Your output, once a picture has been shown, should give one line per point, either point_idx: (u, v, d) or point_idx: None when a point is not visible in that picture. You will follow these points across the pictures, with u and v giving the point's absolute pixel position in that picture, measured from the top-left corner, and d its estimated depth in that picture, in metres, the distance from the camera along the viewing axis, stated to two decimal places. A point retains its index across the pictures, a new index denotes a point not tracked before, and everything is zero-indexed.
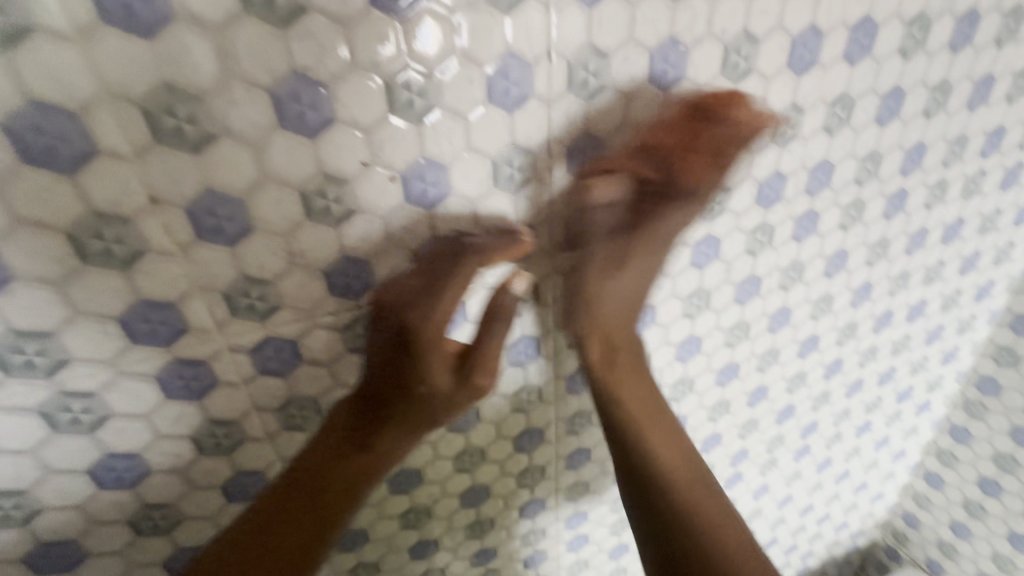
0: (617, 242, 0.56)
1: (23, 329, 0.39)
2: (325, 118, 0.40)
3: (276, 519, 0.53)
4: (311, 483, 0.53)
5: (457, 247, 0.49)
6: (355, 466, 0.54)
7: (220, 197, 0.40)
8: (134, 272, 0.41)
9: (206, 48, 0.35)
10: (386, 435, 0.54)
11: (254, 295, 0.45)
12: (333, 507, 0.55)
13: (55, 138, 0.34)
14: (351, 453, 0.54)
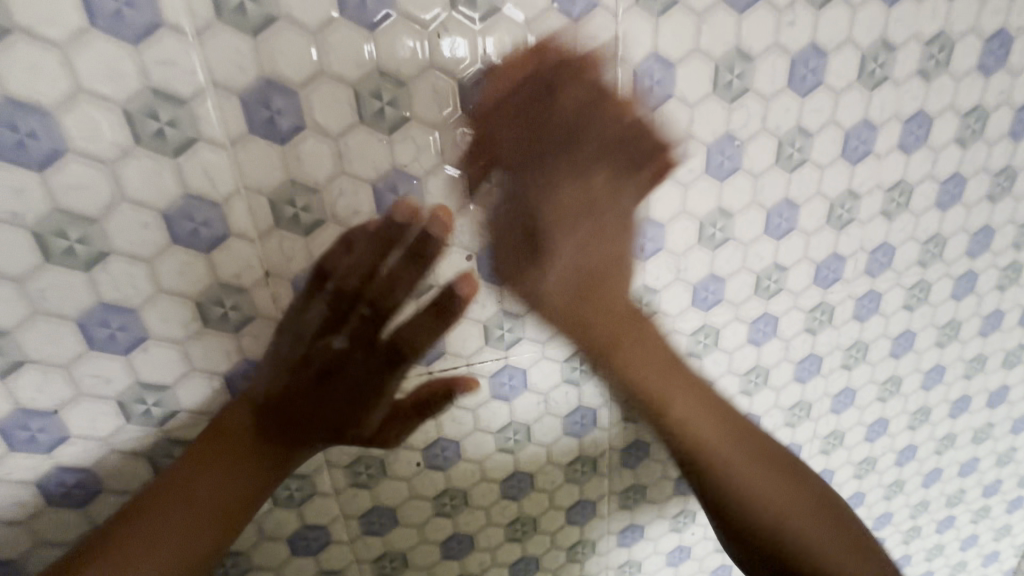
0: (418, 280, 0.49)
1: (148, 382, 0.45)
2: (415, 206, 0.46)
3: (183, 528, 0.46)
4: (188, 488, 0.47)
5: (524, 222, 0.48)
6: (202, 505, 0.47)
7: (321, 272, 0.46)
8: (243, 335, 0.46)
9: (326, 151, 0.42)
10: (228, 458, 0.48)
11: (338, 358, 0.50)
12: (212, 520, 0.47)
13: (200, 224, 0.41)
14: (271, 470, 0.50)
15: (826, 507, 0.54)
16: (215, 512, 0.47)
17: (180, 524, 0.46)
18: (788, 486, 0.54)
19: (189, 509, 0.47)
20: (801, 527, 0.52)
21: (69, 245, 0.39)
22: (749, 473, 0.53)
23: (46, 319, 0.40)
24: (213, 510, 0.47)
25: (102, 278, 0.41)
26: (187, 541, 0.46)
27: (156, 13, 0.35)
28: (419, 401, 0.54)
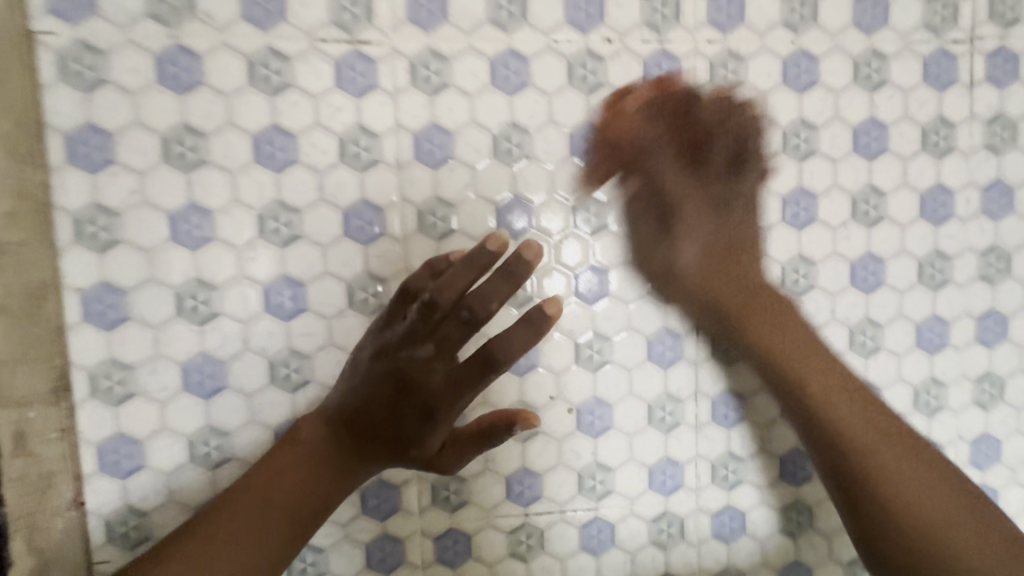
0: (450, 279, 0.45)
1: None
2: (531, 363, 0.57)
3: (250, 530, 0.48)
4: (261, 495, 0.49)
5: (474, 269, 0.45)
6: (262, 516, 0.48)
7: None
8: None
9: None
10: (291, 464, 0.49)
11: (452, 489, 0.58)
12: (278, 530, 0.48)
13: None
14: (335, 479, 0.49)
15: (903, 438, 0.54)
16: (280, 523, 0.48)
17: (250, 525, 0.48)
18: (877, 417, 0.55)
19: (263, 509, 0.48)
20: (908, 497, 0.52)
21: (288, 373, 0.54)
22: (840, 402, 0.55)
23: (255, 426, 0.54)
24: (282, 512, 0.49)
25: (298, 398, 0.54)
26: (240, 524, 0.48)
27: (383, 226, 0.54)
28: (481, 429, 0.51)
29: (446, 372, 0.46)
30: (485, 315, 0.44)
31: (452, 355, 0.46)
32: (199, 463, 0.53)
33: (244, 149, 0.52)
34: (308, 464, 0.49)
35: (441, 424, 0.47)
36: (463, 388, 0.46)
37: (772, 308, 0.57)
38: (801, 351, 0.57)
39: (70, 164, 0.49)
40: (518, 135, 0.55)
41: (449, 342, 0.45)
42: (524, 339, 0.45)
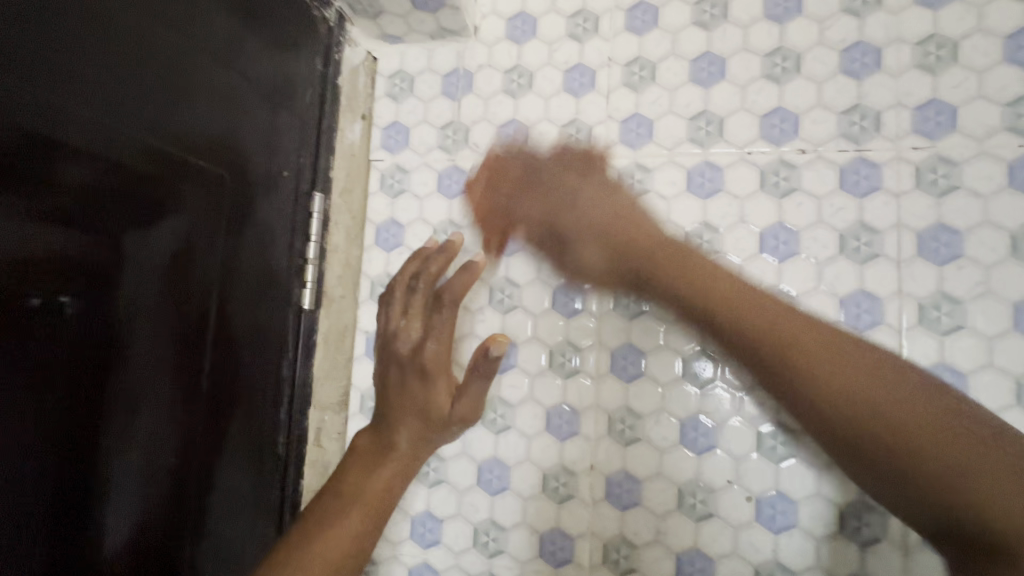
0: (403, 271, 0.60)
1: (496, 521, 0.64)
2: (711, 444, 0.60)
3: (319, 513, 0.51)
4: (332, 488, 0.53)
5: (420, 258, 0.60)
6: (329, 504, 0.52)
7: (626, 475, 0.62)
8: (562, 508, 0.63)
9: (654, 391, 0.62)
10: (349, 462, 0.55)
11: (622, 553, 0.61)
12: (353, 515, 0.51)
13: (564, 421, 0.64)
14: (387, 462, 0.54)
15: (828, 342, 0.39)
16: (343, 507, 0.52)
17: (321, 516, 0.51)
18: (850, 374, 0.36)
19: (337, 505, 0.52)
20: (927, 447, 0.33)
21: (495, 417, 0.66)
22: (805, 358, 0.38)
23: (464, 457, 0.66)
24: (354, 497, 0.52)
25: (500, 440, 0.65)
26: (318, 510, 0.52)
27: (583, 303, 0.65)
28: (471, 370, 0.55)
29: (421, 323, 0.57)
30: (431, 276, 0.59)
31: (419, 313, 0.58)
32: (420, 479, 0.67)
33: (486, 238, 0.68)
34: (374, 454, 0.55)
35: (437, 381, 0.55)
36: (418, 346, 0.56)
37: (634, 217, 0.57)
38: (773, 314, 0.42)
39: (376, 245, 0.71)
40: (709, 233, 0.62)
41: (416, 312, 0.58)
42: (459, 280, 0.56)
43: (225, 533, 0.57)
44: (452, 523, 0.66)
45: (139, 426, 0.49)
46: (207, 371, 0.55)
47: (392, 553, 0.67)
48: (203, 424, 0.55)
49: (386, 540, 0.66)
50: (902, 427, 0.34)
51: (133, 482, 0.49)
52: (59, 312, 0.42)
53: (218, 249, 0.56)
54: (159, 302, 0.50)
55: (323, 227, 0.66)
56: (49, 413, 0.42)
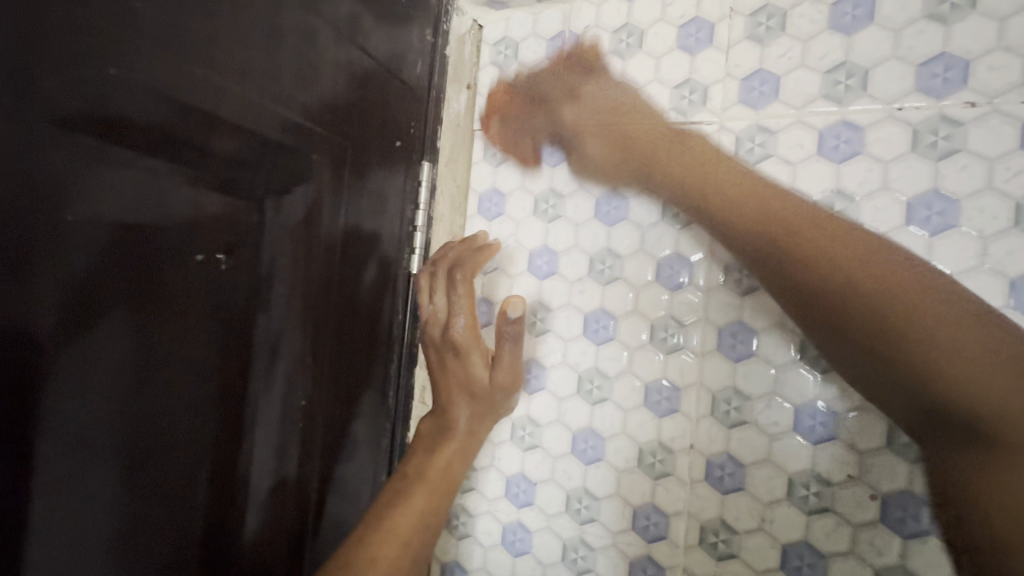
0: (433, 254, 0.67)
1: (589, 490, 0.65)
2: (830, 434, 0.55)
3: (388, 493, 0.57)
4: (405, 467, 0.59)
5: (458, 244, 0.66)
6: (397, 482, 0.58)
7: (729, 458, 0.59)
8: (658, 484, 0.62)
9: (766, 373, 0.58)
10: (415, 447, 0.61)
11: (721, 537, 0.59)
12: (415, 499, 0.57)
13: (663, 398, 0.62)
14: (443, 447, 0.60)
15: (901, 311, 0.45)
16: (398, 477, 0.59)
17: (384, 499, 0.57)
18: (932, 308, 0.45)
19: (400, 487, 0.58)
20: (938, 340, 0.43)
21: (591, 387, 0.65)
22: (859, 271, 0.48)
23: (560, 425, 0.67)
24: (417, 479, 0.58)
25: (597, 412, 0.65)
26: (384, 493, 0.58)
27: (690, 278, 0.62)
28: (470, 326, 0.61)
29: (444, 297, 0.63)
30: (448, 259, 0.64)
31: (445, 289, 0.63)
32: (516, 442, 0.69)
33: (588, 207, 0.67)
34: (461, 445, 0.61)
35: (472, 354, 0.61)
36: (463, 342, 0.61)
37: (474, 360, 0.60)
38: (809, 231, 0.52)
39: (478, 214, 0.73)
40: (842, 202, 0.56)
41: (437, 287, 0.64)
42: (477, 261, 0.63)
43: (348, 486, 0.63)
44: (545, 487, 0.67)
45: (280, 375, 0.56)
46: (333, 335, 0.60)
47: (487, 508, 0.70)
48: (330, 382, 0.60)
49: (482, 495, 0.70)
50: (956, 365, 0.42)
51: (273, 422, 0.56)
52: (219, 267, 0.49)
53: (345, 217, 0.60)
54: (295, 268, 0.56)
55: (430, 195, 0.69)
56: (214, 354, 0.50)
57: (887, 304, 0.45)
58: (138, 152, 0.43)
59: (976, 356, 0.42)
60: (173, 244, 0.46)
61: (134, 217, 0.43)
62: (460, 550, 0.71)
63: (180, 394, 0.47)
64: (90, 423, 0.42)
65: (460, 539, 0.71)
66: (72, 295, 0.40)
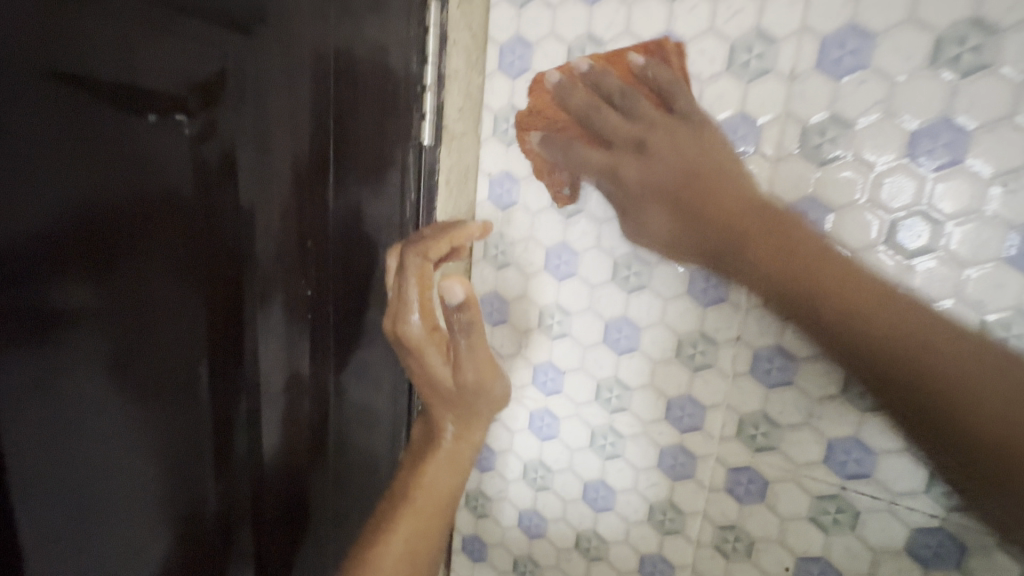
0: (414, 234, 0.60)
1: (621, 379, 0.61)
2: None
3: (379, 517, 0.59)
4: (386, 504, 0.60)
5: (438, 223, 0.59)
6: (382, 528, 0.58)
7: (780, 350, 0.53)
8: (696, 376, 0.57)
9: (838, 258, 0.49)
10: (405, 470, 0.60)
11: (760, 429, 0.55)
12: (402, 530, 0.58)
13: (710, 287, 0.55)
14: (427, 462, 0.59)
15: (923, 347, 0.43)
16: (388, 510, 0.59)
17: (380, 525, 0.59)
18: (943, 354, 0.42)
19: (392, 516, 0.58)
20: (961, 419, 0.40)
21: (628, 274, 0.59)
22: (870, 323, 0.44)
23: (592, 314, 0.62)
24: (406, 511, 0.58)
25: (634, 301, 0.59)
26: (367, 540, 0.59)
27: (756, 145, 0.51)
28: (426, 305, 0.55)
29: (397, 286, 0.55)
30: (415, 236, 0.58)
31: (399, 276, 0.55)
32: (543, 330, 0.65)
33: (635, 57, 0.54)
34: (449, 454, 0.58)
35: (428, 348, 0.55)
36: (419, 343, 0.55)
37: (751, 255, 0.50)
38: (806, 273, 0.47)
39: (499, 71, 0.61)
40: (977, 37, 0.43)
41: (394, 272, 0.57)
42: (431, 242, 0.55)
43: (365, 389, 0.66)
44: (574, 376, 0.64)
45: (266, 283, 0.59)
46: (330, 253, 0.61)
47: (513, 395, 0.69)
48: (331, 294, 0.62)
49: (508, 382, 0.68)
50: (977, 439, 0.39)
51: (277, 341, 0.62)
52: (177, 135, 0.48)
53: (328, 127, 0.56)
54: (279, 184, 0.56)
55: (440, 46, 0.57)
56: (181, 248, 0.51)
57: (910, 334, 0.43)
58: (103, 17, 0.41)
59: (985, 393, 0.40)
60: (133, 112, 0.45)
61: (93, 92, 0.42)
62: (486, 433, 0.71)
63: (169, 277, 0.51)
64: (90, 338, 0.46)
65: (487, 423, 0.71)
66: (63, 207, 0.42)
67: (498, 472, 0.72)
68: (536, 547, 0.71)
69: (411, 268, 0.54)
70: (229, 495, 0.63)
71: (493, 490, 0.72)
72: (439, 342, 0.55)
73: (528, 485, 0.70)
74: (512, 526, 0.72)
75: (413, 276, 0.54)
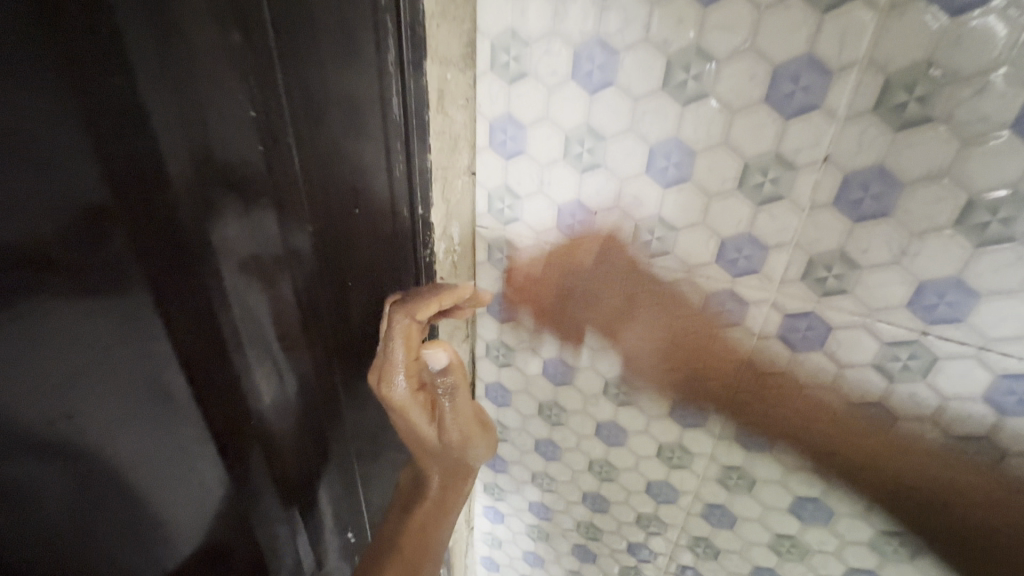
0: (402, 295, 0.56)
1: (665, 218, 0.51)
2: None
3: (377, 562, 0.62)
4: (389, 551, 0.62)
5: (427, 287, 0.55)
6: None
7: (881, 173, 0.41)
8: (762, 210, 0.46)
9: (1005, 32, 0.34)
10: (397, 522, 0.63)
11: (833, 273, 0.46)
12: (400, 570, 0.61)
13: (799, 89, 0.41)
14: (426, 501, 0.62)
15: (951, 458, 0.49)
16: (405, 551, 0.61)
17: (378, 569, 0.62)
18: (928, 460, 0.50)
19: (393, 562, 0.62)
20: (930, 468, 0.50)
21: (685, 79, 0.44)
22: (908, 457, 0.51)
23: (633, 138, 0.48)
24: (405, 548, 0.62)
25: (692, 116, 0.45)
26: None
27: None
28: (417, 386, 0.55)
29: (382, 358, 0.54)
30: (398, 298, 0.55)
31: (385, 350, 0.54)
32: (571, 161, 0.52)
33: None
34: (438, 503, 0.62)
35: (417, 410, 0.56)
36: (404, 406, 0.55)
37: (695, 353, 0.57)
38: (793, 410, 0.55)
39: None
40: None
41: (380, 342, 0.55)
42: (418, 300, 0.52)
43: (363, 267, 0.54)
44: (607, 217, 0.54)
45: (221, 140, 0.40)
46: (294, 130, 0.43)
47: (532, 245, 0.59)
48: (305, 191, 0.47)
49: (529, 227, 0.58)
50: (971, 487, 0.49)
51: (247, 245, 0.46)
52: None
53: None
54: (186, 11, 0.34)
55: None
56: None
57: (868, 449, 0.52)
58: None
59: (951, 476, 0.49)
60: None
61: None
62: (505, 285, 0.63)
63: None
64: None
65: (504, 275, 0.63)
66: None
67: (519, 323, 0.66)
68: (561, 393, 0.69)
69: (398, 328, 0.53)
70: (269, 434, 0.58)
71: (515, 341, 0.68)
72: (427, 406, 0.56)
73: (551, 336, 0.65)
74: (536, 374, 0.69)
75: (399, 337, 0.53)
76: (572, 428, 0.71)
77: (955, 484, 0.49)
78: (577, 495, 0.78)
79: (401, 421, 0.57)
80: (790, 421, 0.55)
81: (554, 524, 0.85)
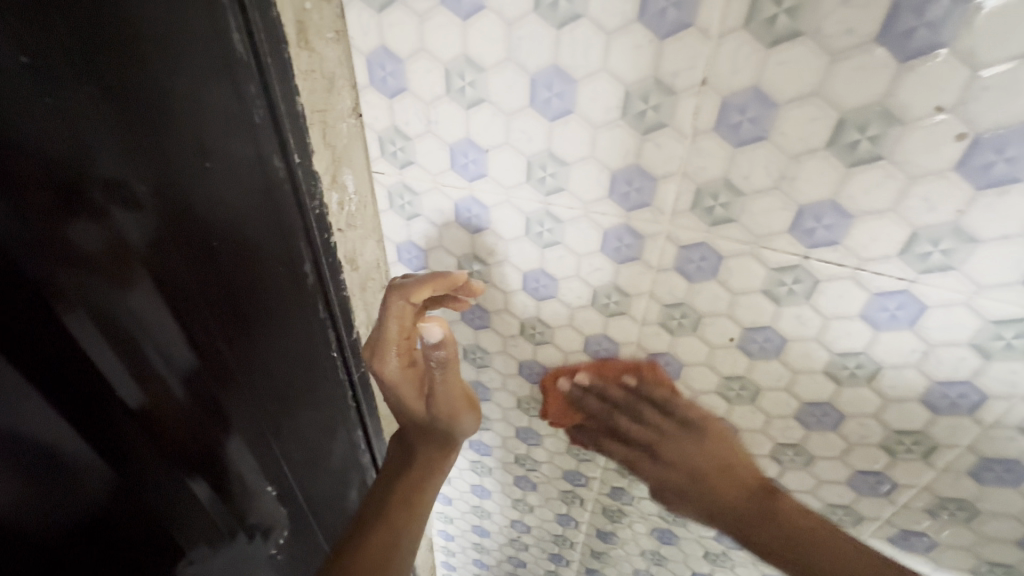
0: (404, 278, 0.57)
1: (555, 153, 0.49)
2: (937, 42, 0.33)
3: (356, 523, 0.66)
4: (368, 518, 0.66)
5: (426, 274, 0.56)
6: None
7: (756, 94, 0.40)
8: (648, 140, 0.45)
9: None
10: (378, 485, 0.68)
11: (720, 202, 0.46)
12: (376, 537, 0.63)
13: (672, 4, 0.38)
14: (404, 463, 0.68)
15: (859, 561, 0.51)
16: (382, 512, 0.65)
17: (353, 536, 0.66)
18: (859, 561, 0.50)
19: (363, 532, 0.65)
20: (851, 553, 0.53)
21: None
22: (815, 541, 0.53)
23: (511, 68, 0.45)
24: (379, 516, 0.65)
25: (568, 41, 0.42)
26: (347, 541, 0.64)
27: None
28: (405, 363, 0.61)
29: (377, 337, 0.59)
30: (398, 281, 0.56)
31: (379, 331, 0.58)
32: (454, 97, 0.49)
33: None
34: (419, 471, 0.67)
35: (404, 385, 0.62)
36: (395, 380, 0.61)
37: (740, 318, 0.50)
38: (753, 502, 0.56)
39: None
40: None
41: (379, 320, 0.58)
42: (413, 285, 0.54)
43: (238, 220, 0.50)
44: (498, 156, 0.51)
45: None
46: (89, 69, 0.37)
47: (431, 189, 0.56)
48: (129, 135, 0.41)
49: (425, 170, 0.55)
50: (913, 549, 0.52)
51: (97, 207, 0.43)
52: None
53: None
54: None
55: None
56: None
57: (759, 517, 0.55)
58: None
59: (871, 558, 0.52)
60: None
61: None
62: (411, 232, 0.61)
63: None
64: None
65: (409, 222, 0.61)
66: None
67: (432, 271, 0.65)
68: (482, 337, 0.69)
69: (392, 309, 0.56)
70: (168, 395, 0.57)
71: None
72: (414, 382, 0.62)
73: None
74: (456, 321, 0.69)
75: (391, 317, 0.57)
76: (497, 369, 0.72)
77: (841, 395, 0.52)
78: (511, 430, 0.81)
79: (394, 394, 0.63)
80: (695, 349, 0.57)
81: (494, 459, 0.88)
